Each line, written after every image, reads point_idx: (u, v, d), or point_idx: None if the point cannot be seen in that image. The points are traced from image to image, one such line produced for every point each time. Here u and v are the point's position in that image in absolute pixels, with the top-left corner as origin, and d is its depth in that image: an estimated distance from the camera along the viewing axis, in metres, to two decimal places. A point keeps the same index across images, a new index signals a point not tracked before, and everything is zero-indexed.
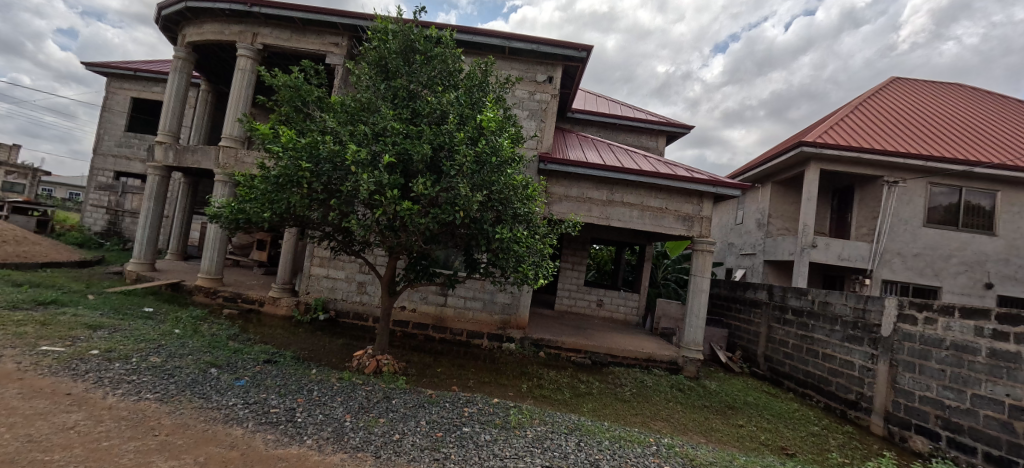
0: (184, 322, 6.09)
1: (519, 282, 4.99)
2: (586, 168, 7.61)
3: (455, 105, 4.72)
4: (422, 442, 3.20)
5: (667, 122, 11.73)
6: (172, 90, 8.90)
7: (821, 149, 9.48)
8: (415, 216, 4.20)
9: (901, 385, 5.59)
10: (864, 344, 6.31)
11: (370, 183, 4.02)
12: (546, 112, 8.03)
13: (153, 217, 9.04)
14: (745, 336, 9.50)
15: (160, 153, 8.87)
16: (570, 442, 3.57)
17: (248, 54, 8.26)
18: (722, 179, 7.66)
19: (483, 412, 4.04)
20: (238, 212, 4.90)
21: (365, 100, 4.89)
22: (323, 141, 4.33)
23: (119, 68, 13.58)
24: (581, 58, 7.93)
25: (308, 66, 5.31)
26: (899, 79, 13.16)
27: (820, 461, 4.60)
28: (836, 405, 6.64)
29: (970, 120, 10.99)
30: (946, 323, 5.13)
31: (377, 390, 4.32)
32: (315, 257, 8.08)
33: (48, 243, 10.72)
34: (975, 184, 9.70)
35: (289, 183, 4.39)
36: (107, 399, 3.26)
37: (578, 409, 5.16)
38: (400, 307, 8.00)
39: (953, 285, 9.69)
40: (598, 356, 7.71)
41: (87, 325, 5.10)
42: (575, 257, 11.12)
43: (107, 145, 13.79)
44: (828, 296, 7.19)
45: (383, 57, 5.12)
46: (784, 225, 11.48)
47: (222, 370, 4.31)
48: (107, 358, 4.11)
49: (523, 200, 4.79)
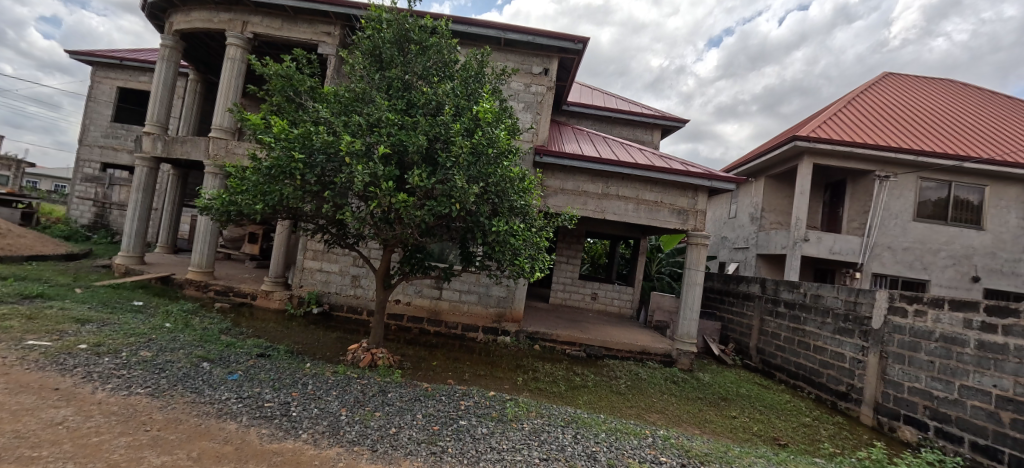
0: (175, 315, 6.02)
1: (515, 275, 5.01)
2: (582, 162, 7.58)
3: (451, 96, 4.66)
4: (418, 436, 3.18)
5: (662, 115, 11.71)
6: (160, 79, 8.70)
7: (815, 143, 9.53)
8: (410, 209, 4.15)
9: (891, 377, 5.68)
10: (855, 336, 6.39)
11: (364, 175, 3.96)
12: (542, 105, 7.98)
13: (142, 209, 8.90)
14: (738, 328, 9.60)
15: (148, 144, 8.70)
16: (567, 435, 3.57)
17: (238, 43, 8.07)
18: (717, 173, 7.68)
19: (480, 406, 4.03)
20: (229, 204, 4.81)
21: (359, 90, 4.80)
22: (316, 131, 4.25)
23: (105, 57, 13.27)
24: (577, 50, 7.87)
25: (300, 55, 5.19)
26: (890, 74, 13.27)
27: (811, 451, 4.67)
28: (826, 396, 6.74)
29: (960, 115, 11.12)
30: (936, 316, 5.21)
31: (372, 384, 4.29)
32: (308, 250, 8.00)
33: (34, 236, 10.52)
34: (964, 179, 9.81)
35: (282, 175, 4.32)
36: (96, 394, 3.20)
37: (573, 402, 5.19)
38: (395, 300, 7.95)
39: (941, 279, 9.83)
40: (593, 349, 7.73)
41: (75, 319, 5.01)
42: (570, 251, 11.14)
43: (94, 136, 13.51)
44: (820, 289, 7.27)
45: (377, 47, 5.02)
46: (776, 219, 11.57)
47: (214, 363, 4.25)
48: (96, 353, 4.03)
49: (520, 193, 4.76)
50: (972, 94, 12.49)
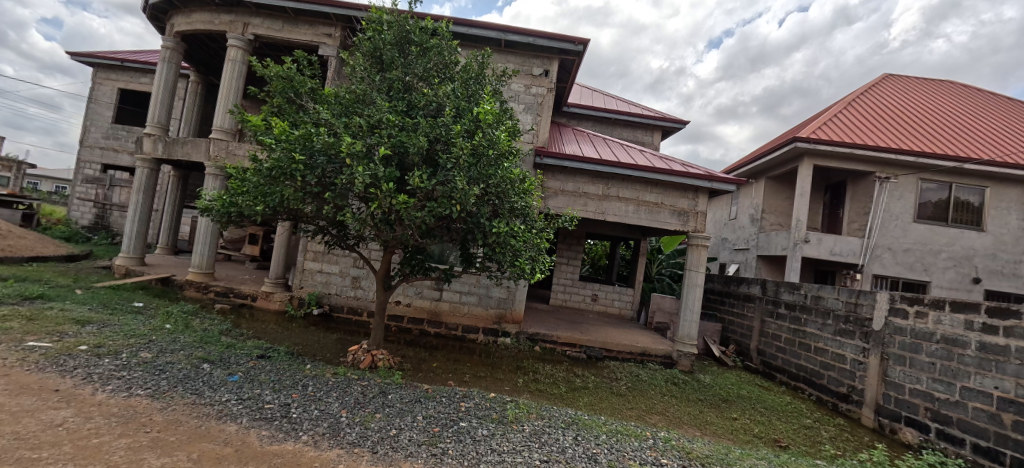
0: (175, 317, 6.01)
1: (515, 276, 5.00)
2: (582, 163, 7.58)
3: (452, 97, 4.66)
4: (419, 437, 3.18)
5: (662, 116, 11.72)
6: (160, 80, 8.71)
7: (815, 144, 9.53)
8: (410, 211, 4.15)
9: (892, 378, 5.67)
10: (855, 337, 6.38)
11: (365, 176, 3.96)
12: (543, 106, 7.99)
13: (143, 210, 8.90)
14: (738, 330, 9.59)
15: (149, 145, 8.71)
16: (568, 437, 3.56)
17: (238, 44, 8.08)
18: (717, 175, 7.68)
19: (480, 407, 4.02)
20: (229, 205, 4.81)
21: (360, 91, 4.81)
22: (317, 133, 4.25)
23: (105, 58, 13.29)
24: (577, 51, 7.88)
25: (301, 57, 5.19)
26: (891, 75, 13.28)
27: (813, 453, 4.66)
28: (827, 397, 6.73)
29: (960, 116, 11.12)
30: (937, 317, 5.20)
31: (372, 385, 4.28)
32: (308, 251, 8.00)
33: (35, 237, 10.52)
34: (965, 180, 9.81)
35: (283, 176, 4.32)
36: (96, 396, 3.19)
37: (574, 403, 5.18)
38: (395, 302, 7.94)
39: (942, 280, 9.83)
40: (593, 350, 7.73)
41: (75, 320, 5.01)
42: (570, 252, 11.14)
43: (94, 137, 13.51)
44: (821, 291, 7.26)
45: (378, 49, 5.03)
46: (777, 220, 11.56)
47: (214, 365, 4.24)
48: (96, 354, 4.03)
49: (520, 194, 4.76)
50: (973, 96, 12.49)
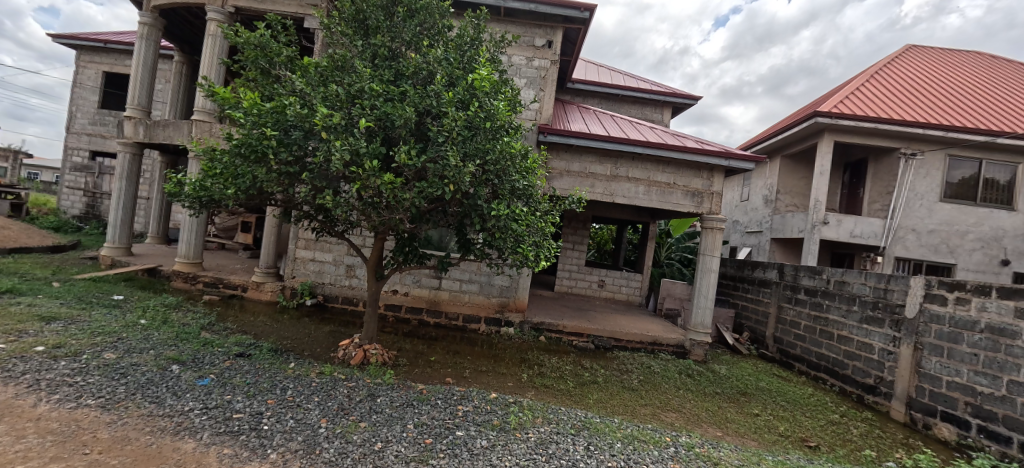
0: (152, 311, 5.57)
1: (518, 265, 4.53)
2: (589, 140, 7.04)
3: (443, 63, 4.14)
4: (407, 452, 2.76)
5: (673, 92, 11.08)
6: (138, 59, 8.19)
7: (838, 119, 8.90)
8: (397, 192, 3.68)
9: (926, 370, 5.23)
10: (885, 325, 5.92)
11: (343, 152, 3.49)
12: (546, 80, 7.41)
13: (126, 197, 8.46)
14: (752, 316, 9.14)
15: (130, 129, 8.22)
16: (579, 446, 3.15)
17: (219, 18, 7.52)
18: (735, 152, 7.12)
19: (479, 411, 3.60)
20: (200, 189, 4.31)
21: (339, 58, 4.29)
22: (290, 104, 3.77)
23: (89, 40, 12.71)
24: (583, 19, 7.23)
25: (275, 21, 4.64)
26: (916, 46, 12.48)
27: (847, 456, 4.21)
28: (852, 389, 6.31)
29: (990, 89, 10.42)
30: (982, 304, 4.72)
31: (360, 387, 3.86)
32: (299, 239, 7.56)
33: (21, 227, 10.16)
34: (997, 155, 9.16)
35: (254, 155, 3.87)
36: (37, 408, 2.77)
37: (583, 401, 4.75)
38: (392, 291, 7.53)
39: (968, 263, 9.30)
40: (601, 340, 7.32)
41: (38, 317, 4.61)
42: (575, 236, 10.64)
43: (81, 123, 13.04)
44: (846, 275, 6.76)
45: (361, 11, 4.49)
46: (793, 201, 10.99)
47: (185, 366, 3.83)
48: (52, 356, 3.62)
49: (522, 173, 4.26)
50: (1005, 68, 11.67)
